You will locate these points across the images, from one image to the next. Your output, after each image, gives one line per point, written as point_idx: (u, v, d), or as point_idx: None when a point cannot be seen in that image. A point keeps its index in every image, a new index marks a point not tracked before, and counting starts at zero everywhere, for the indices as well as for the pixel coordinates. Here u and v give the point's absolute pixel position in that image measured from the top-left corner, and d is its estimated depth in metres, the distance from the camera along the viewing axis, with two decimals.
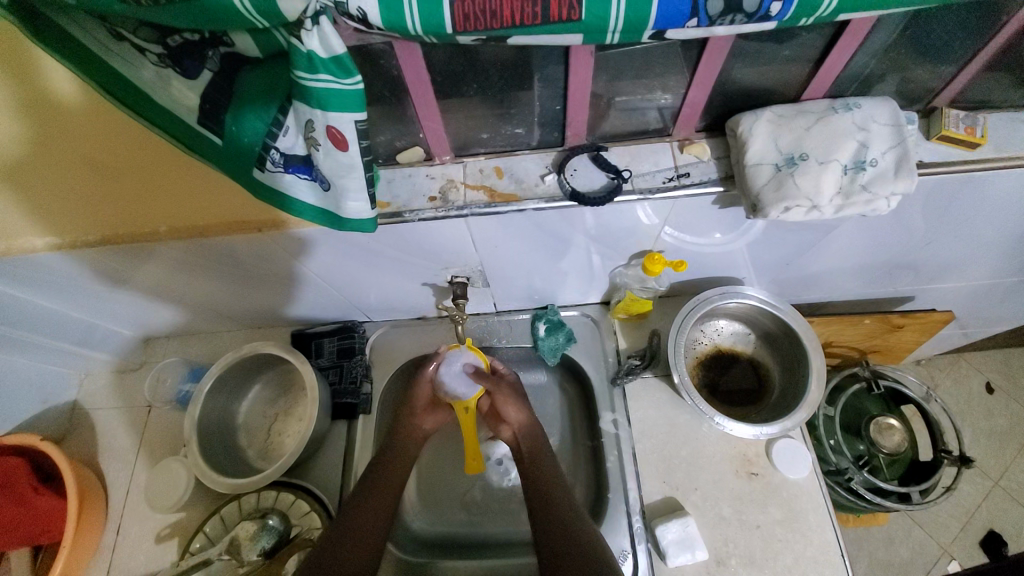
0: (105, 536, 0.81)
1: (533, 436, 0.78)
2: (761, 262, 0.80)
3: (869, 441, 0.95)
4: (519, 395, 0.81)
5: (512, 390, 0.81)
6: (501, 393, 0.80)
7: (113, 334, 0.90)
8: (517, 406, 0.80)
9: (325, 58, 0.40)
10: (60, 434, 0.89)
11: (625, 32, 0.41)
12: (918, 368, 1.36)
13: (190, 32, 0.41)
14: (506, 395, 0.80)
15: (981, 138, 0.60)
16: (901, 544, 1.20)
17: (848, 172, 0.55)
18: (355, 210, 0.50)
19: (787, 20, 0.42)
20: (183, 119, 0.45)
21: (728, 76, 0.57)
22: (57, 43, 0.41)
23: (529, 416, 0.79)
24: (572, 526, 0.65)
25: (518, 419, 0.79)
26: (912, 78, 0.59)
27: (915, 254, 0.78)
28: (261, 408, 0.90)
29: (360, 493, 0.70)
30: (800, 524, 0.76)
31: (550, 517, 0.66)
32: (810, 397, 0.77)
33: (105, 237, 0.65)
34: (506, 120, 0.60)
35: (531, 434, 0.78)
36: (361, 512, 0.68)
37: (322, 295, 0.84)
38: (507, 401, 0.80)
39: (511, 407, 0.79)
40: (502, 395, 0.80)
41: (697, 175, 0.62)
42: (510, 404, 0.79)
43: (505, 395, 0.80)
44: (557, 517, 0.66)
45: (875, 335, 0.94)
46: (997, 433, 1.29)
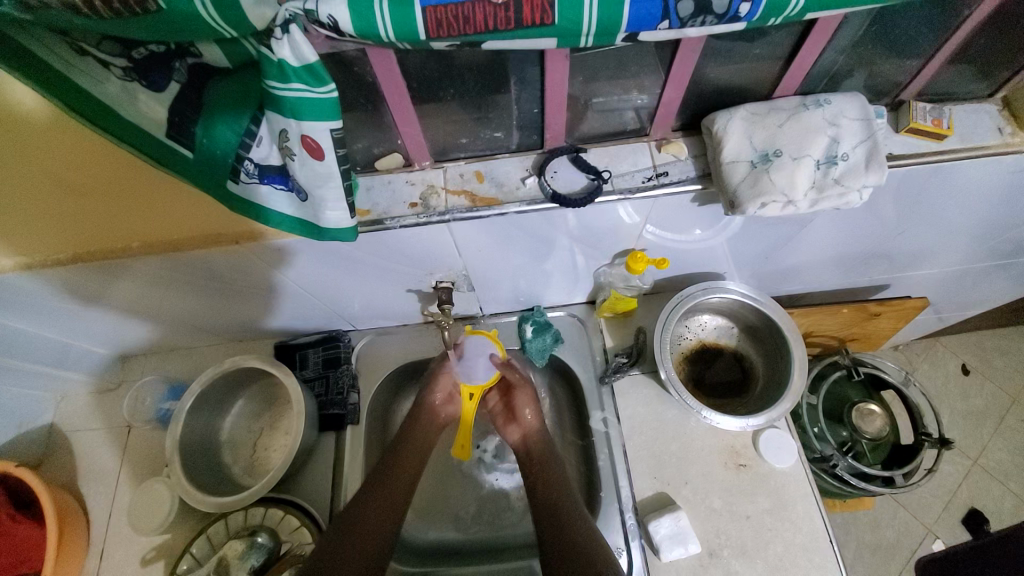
0: (88, 561, 0.78)
1: (543, 442, 0.78)
2: (741, 256, 0.81)
3: (852, 427, 0.97)
4: (538, 399, 0.83)
5: (531, 393, 0.82)
6: (520, 393, 0.81)
7: (88, 353, 0.87)
8: (533, 409, 0.81)
9: (296, 66, 0.39)
10: (37, 459, 0.86)
11: (599, 34, 0.41)
12: (897, 354, 1.40)
13: (155, 44, 0.40)
14: (524, 396, 0.81)
15: (947, 129, 0.62)
16: (887, 526, 1.23)
17: (821, 167, 0.56)
18: (334, 219, 0.49)
19: (756, 20, 0.42)
20: (152, 133, 0.44)
21: (702, 75, 0.58)
22: (14, 59, 0.39)
23: (542, 423, 0.80)
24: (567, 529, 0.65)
25: (531, 422, 0.80)
26: (878, 73, 0.60)
27: (889, 243, 0.81)
28: (246, 423, 0.88)
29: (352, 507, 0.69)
30: (789, 513, 0.77)
31: (555, 518, 0.68)
32: (794, 387, 0.78)
33: (76, 254, 0.65)
34: (484, 124, 0.60)
35: (542, 442, 0.78)
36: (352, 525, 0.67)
37: (305, 305, 0.83)
38: (526, 402, 0.81)
39: (528, 409, 0.80)
40: (523, 394, 0.81)
41: (676, 173, 0.63)
42: (528, 404, 0.81)
43: (524, 396, 0.81)
44: (565, 517, 0.67)
45: (854, 323, 0.96)
46: (973, 413, 1.33)
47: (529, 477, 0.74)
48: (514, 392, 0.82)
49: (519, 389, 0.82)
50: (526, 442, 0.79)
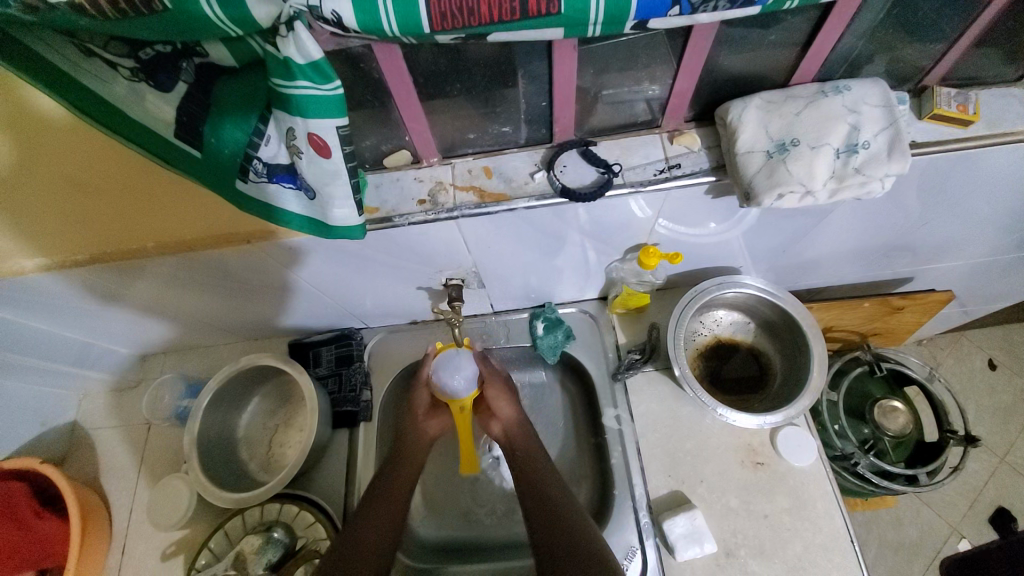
0: (110, 556, 0.80)
1: (523, 432, 0.77)
2: (756, 250, 0.79)
3: (874, 424, 0.94)
4: (511, 390, 0.82)
5: (502, 386, 0.81)
6: (492, 387, 0.81)
7: (109, 352, 0.89)
8: (509, 401, 0.80)
9: (302, 64, 0.39)
10: (62, 456, 0.88)
11: (607, 23, 0.40)
12: (920, 348, 1.35)
13: (162, 44, 0.40)
14: (497, 390, 0.81)
15: (974, 115, 0.59)
16: (910, 525, 1.20)
17: (840, 156, 0.54)
18: (343, 216, 0.49)
19: (772, 4, 0.41)
20: (160, 133, 0.44)
21: (715, 63, 0.56)
22: (26, 63, 0.40)
23: (519, 413, 0.80)
24: (578, 528, 0.64)
25: (507, 415, 0.79)
26: (900, 58, 0.58)
27: (911, 234, 0.78)
28: (261, 421, 0.89)
29: (366, 505, 0.69)
30: (808, 512, 0.75)
31: (544, 516, 0.66)
32: (813, 383, 0.76)
33: (94, 256, 0.63)
34: (492, 119, 0.60)
35: (523, 433, 0.77)
36: (366, 521, 0.67)
37: (316, 303, 0.83)
38: (500, 395, 0.80)
39: (502, 402, 0.80)
40: (495, 389, 0.81)
41: (689, 165, 0.61)
42: (501, 397, 0.80)
43: (497, 390, 0.81)
44: (552, 514, 0.66)
45: (875, 317, 0.94)
46: (1001, 409, 1.29)
47: (525, 471, 0.72)
48: (486, 388, 0.81)
49: (490, 384, 0.81)
50: (507, 436, 0.78)
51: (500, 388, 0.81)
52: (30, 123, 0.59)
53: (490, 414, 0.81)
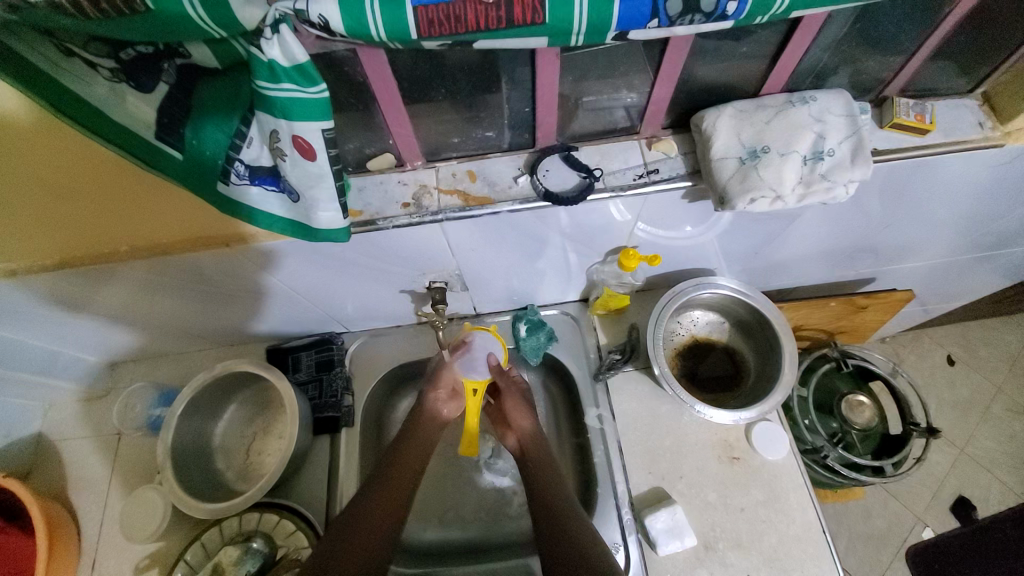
0: (79, 572, 0.77)
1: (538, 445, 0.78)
2: (730, 252, 0.82)
3: (842, 418, 0.98)
4: (529, 402, 0.83)
5: (520, 397, 0.82)
6: (510, 398, 0.82)
7: (77, 361, 0.86)
8: (525, 412, 0.81)
9: (286, 66, 0.39)
10: (25, 469, 0.84)
11: (589, 34, 0.42)
12: (884, 346, 1.42)
13: (143, 45, 0.39)
14: (514, 402, 0.82)
15: (930, 124, 0.63)
16: (878, 516, 1.25)
17: (808, 162, 0.57)
18: (327, 220, 0.49)
19: (743, 19, 0.43)
20: (139, 134, 0.44)
21: (691, 73, 0.58)
22: (3, 61, 0.39)
23: (534, 425, 0.80)
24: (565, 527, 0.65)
25: (522, 425, 0.80)
26: (862, 70, 0.61)
27: (875, 237, 0.82)
28: (238, 428, 0.87)
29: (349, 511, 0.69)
30: (782, 504, 0.78)
31: (546, 516, 0.68)
32: (785, 380, 0.80)
33: (62, 259, 0.64)
34: (476, 123, 0.60)
35: (537, 445, 0.78)
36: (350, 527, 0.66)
37: (295, 307, 0.82)
38: (515, 406, 0.81)
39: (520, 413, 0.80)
40: (512, 399, 0.82)
41: (666, 170, 0.63)
42: (518, 409, 0.81)
43: (513, 400, 0.82)
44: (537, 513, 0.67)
45: (842, 316, 0.98)
46: (959, 403, 1.36)
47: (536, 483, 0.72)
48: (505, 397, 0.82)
49: (507, 395, 0.83)
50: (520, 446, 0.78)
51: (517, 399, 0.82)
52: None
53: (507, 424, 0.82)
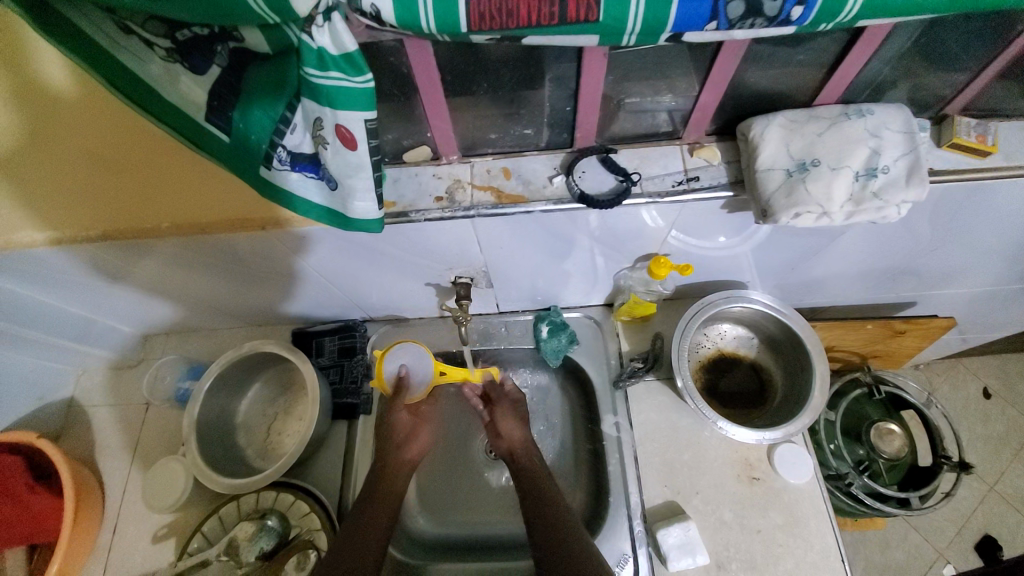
0: (101, 535, 0.80)
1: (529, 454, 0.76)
2: (765, 266, 0.79)
3: (870, 445, 0.95)
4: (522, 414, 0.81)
5: (512, 410, 0.80)
6: (501, 410, 0.80)
7: (112, 330, 0.89)
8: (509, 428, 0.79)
9: (335, 55, 0.40)
10: (56, 431, 0.88)
11: (643, 34, 0.41)
12: (917, 373, 1.36)
13: (199, 27, 0.40)
14: (506, 414, 0.80)
15: (992, 146, 0.60)
16: (897, 548, 1.21)
17: (859, 179, 0.55)
18: (362, 210, 0.49)
19: (807, 25, 0.41)
20: (190, 115, 0.44)
21: (741, 79, 0.56)
22: (69, 38, 0.40)
23: (525, 434, 0.78)
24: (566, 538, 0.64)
25: (512, 437, 0.78)
26: (922, 85, 0.58)
27: (920, 260, 0.78)
28: (261, 407, 0.89)
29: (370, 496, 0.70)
30: (801, 529, 0.75)
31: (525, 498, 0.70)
32: (814, 402, 0.77)
33: (106, 233, 0.63)
34: (515, 120, 0.60)
35: (529, 454, 0.76)
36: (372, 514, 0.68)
37: (322, 292, 0.83)
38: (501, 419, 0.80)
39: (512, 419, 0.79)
40: (497, 416, 0.80)
41: (707, 179, 0.62)
42: (507, 421, 0.79)
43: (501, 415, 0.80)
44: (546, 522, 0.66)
45: (877, 340, 0.94)
46: (993, 438, 1.30)
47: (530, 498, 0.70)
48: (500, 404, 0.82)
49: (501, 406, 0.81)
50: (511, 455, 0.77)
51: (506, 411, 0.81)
52: (32, 87, 0.58)
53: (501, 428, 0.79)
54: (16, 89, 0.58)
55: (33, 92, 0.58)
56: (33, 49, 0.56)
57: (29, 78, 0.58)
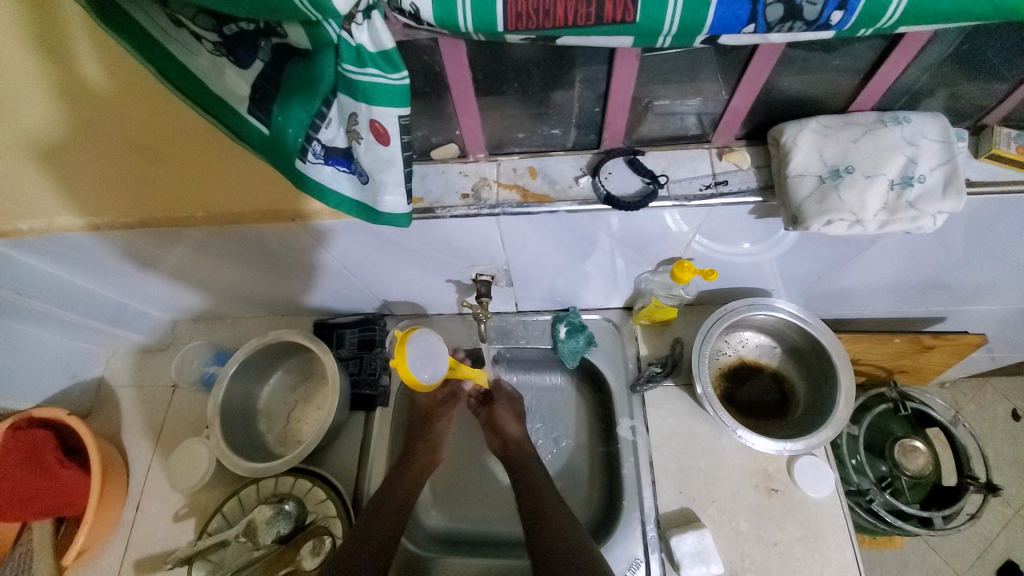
0: (124, 511, 0.83)
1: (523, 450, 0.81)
2: (790, 274, 0.78)
3: (893, 462, 0.92)
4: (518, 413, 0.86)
5: (510, 409, 0.85)
6: (500, 408, 0.85)
7: (143, 315, 0.92)
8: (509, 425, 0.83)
9: (373, 52, 0.41)
10: (87, 409, 0.92)
11: (679, 36, 0.40)
12: (943, 391, 1.32)
13: (246, 22, 0.42)
14: (504, 412, 0.85)
15: None
16: (916, 569, 1.17)
17: (894, 187, 0.54)
18: (391, 204, 0.50)
19: (847, 30, 0.40)
20: (232, 105, 0.45)
21: (774, 83, 0.56)
22: (125, 30, 0.42)
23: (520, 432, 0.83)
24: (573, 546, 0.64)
25: (509, 434, 0.82)
26: (963, 93, 0.57)
27: (953, 274, 0.76)
28: (282, 395, 0.91)
29: (386, 493, 0.73)
30: (820, 544, 0.74)
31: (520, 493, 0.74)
32: (838, 415, 0.75)
33: (142, 220, 0.68)
34: (543, 120, 0.60)
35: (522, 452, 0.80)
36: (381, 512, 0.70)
37: (343, 284, 0.84)
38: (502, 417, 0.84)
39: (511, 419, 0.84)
40: (496, 413, 0.85)
41: (736, 183, 0.61)
42: (505, 418, 0.84)
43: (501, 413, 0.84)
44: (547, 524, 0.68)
45: (904, 355, 0.92)
46: (1023, 462, 1.25)
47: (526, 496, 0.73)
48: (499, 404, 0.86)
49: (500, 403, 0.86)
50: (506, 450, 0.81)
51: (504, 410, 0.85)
52: (69, 75, 0.53)
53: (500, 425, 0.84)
54: (43, 73, 0.53)
55: (66, 79, 0.54)
56: (75, 42, 0.50)
57: (66, 68, 0.53)
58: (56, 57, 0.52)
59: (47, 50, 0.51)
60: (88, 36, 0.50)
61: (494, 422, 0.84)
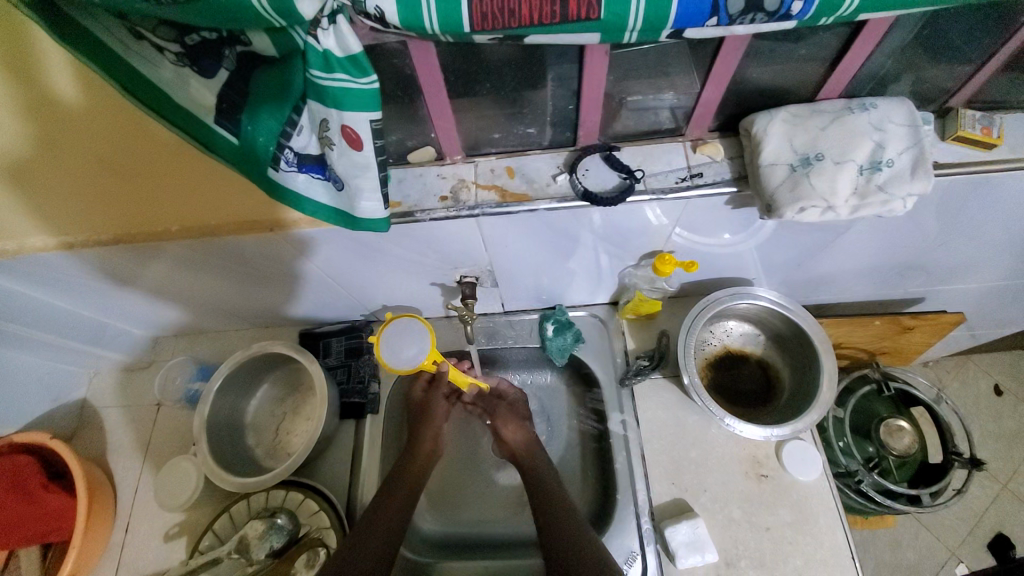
0: (113, 533, 0.82)
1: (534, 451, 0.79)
2: (770, 262, 0.79)
3: (879, 443, 0.94)
4: (520, 415, 0.83)
5: (511, 411, 0.84)
6: (502, 412, 0.83)
7: (124, 333, 0.91)
8: (514, 427, 0.82)
9: (340, 57, 0.40)
10: (70, 432, 0.90)
11: (644, 31, 0.41)
12: (926, 370, 1.35)
13: (207, 31, 0.41)
14: (506, 415, 0.83)
15: (997, 138, 0.59)
16: (908, 547, 1.19)
17: (864, 172, 0.55)
18: (368, 210, 0.50)
19: (807, 20, 0.41)
20: (198, 117, 0.45)
21: (743, 75, 0.56)
22: (82, 44, 0.41)
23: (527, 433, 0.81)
24: (584, 545, 0.64)
25: (516, 438, 0.81)
26: (926, 78, 0.58)
27: (927, 255, 0.78)
28: (270, 407, 0.90)
29: (385, 493, 0.72)
30: (811, 527, 0.75)
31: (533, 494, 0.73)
32: (822, 398, 0.76)
33: (117, 237, 0.67)
34: (518, 120, 0.60)
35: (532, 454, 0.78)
36: (381, 514, 0.68)
37: (327, 293, 0.84)
38: (506, 421, 0.82)
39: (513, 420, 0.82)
40: (499, 418, 0.83)
41: (711, 175, 0.62)
42: (509, 422, 0.82)
43: (504, 416, 0.83)
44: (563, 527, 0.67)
45: (885, 336, 0.93)
46: (1005, 436, 1.28)
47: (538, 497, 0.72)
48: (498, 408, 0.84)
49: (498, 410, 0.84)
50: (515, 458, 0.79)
51: (506, 411, 0.84)
52: (36, 93, 0.52)
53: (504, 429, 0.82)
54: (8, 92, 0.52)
55: (32, 97, 0.52)
56: (40, 58, 0.50)
57: (35, 87, 0.52)
58: (22, 76, 0.51)
59: (13, 68, 0.50)
60: (54, 53, 0.49)
61: (499, 426, 0.82)
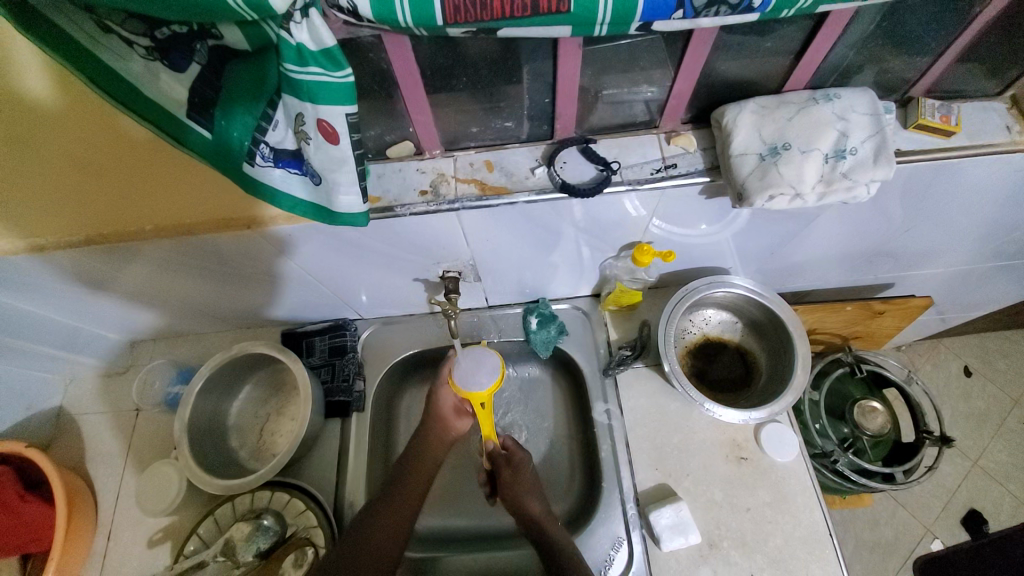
0: (96, 541, 0.80)
1: (552, 521, 0.74)
2: (747, 251, 0.81)
3: (853, 423, 0.97)
4: (531, 483, 0.77)
5: (522, 479, 0.77)
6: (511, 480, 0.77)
7: (98, 337, 0.89)
8: (530, 493, 0.76)
9: (314, 50, 0.40)
10: (46, 442, 0.87)
11: (613, 23, 0.42)
12: (900, 354, 1.40)
13: (178, 24, 0.40)
14: (517, 484, 0.77)
15: (956, 126, 0.62)
16: (886, 525, 1.24)
17: (829, 161, 0.57)
18: (347, 203, 0.51)
19: (770, 12, 0.43)
20: (170, 110, 0.44)
21: (713, 68, 0.58)
22: (49, 37, 0.40)
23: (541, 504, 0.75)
24: None
25: (528, 508, 0.75)
26: (888, 69, 0.60)
27: (895, 241, 0.81)
28: (252, 409, 0.89)
29: (382, 500, 0.72)
30: (789, 505, 0.77)
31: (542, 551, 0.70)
32: (796, 382, 0.79)
33: (90, 238, 0.64)
34: (495, 114, 0.61)
35: (546, 519, 0.74)
36: (376, 525, 0.69)
37: (309, 292, 0.84)
38: (518, 490, 0.76)
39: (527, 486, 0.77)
40: (509, 488, 0.77)
41: (684, 165, 0.63)
42: (519, 491, 0.76)
43: (513, 483, 0.77)
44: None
45: (857, 321, 0.97)
46: (975, 415, 1.34)
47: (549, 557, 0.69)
48: (509, 475, 0.78)
49: (507, 478, 0.77)
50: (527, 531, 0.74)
51: (518, 478, 0.78)
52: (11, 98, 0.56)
53: (518, 497, 0.76)
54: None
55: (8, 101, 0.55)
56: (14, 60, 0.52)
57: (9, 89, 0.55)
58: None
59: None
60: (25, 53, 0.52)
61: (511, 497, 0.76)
